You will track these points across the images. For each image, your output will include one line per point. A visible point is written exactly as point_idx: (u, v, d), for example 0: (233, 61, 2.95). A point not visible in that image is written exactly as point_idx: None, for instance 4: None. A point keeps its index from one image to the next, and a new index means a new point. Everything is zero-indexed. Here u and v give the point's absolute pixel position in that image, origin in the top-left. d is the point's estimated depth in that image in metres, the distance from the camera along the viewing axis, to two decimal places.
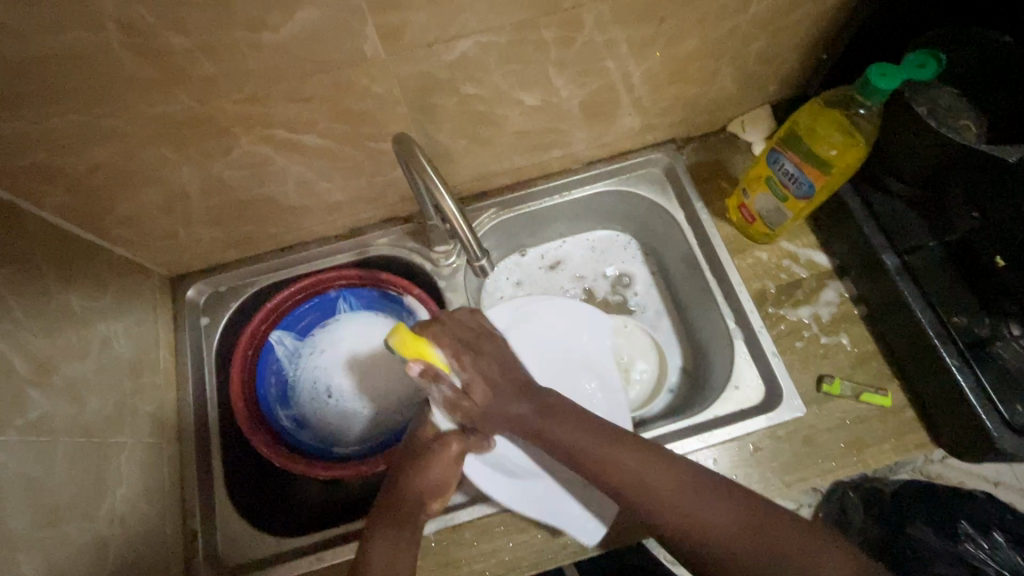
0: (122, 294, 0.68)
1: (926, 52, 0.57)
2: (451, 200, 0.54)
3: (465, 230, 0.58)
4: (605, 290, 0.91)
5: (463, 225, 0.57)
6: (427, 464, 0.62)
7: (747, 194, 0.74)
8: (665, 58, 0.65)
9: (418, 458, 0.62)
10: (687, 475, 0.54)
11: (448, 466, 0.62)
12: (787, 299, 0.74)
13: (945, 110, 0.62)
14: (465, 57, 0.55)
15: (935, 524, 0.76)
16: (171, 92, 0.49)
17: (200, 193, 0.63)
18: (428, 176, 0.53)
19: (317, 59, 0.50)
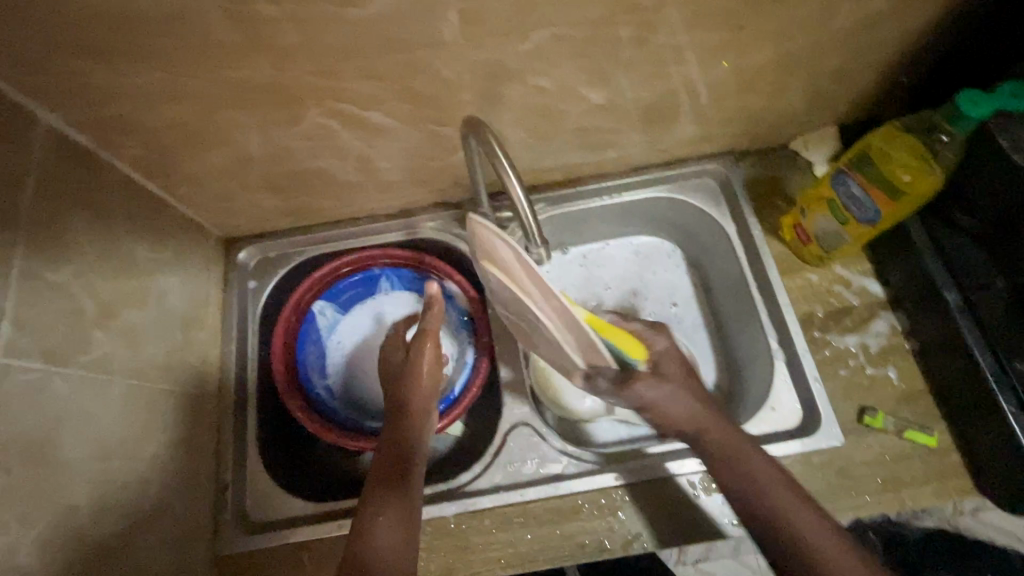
0: (181, 250, 0.71)
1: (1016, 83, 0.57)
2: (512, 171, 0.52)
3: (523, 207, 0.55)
4: (644, 297, 0.90)
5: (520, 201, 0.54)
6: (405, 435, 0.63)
7: (804, 215, 0.72)
8: (738, 67, 0.64)
9: (396, 434, 0.64)
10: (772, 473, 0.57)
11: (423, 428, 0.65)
12: (834, 325, 0.72)
13: None
14: (539, 49, 0.54)
15: None
16: (252, 59, 0.50)
17: (264, 159, 0.65)
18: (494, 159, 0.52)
19: (394, 38, 0.50)
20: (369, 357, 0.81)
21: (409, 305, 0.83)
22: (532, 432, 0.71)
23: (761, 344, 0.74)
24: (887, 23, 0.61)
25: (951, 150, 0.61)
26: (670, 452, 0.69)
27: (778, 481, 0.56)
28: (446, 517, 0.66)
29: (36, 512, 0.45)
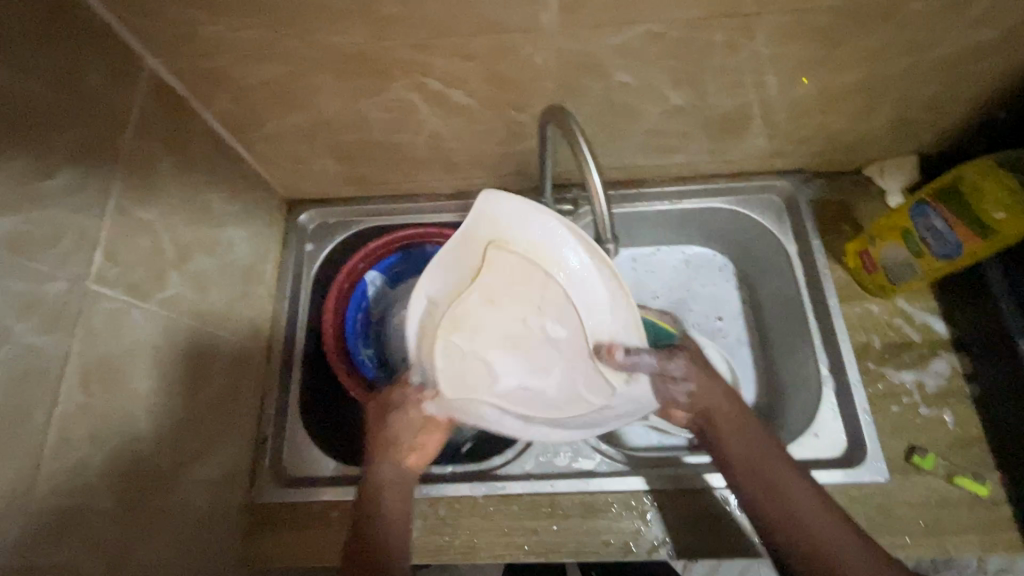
0: (250, 205, 0.73)
1: None
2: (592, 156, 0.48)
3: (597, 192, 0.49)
4: (691, 307, 0.89)
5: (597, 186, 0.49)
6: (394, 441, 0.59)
7: (875, 242, 0.70)
8: (828, 84, 0.62)
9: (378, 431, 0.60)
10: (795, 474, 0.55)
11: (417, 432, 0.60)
12: (891, 359, 0.70)
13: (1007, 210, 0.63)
14: (631, 44, 0.54)
15: None
16: (352, 26, 0.51)
17: (341, 126, 0.66)
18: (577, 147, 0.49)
19: (492, 18, 0.51)
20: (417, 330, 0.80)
21: None
22: None
23: (811, 369, 0.73)
24: (993, 54, 0.58)
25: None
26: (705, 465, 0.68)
27: (814, 505, 0.53)
28: (476, 497, 0.67)
29: (107, 435, 0.47)
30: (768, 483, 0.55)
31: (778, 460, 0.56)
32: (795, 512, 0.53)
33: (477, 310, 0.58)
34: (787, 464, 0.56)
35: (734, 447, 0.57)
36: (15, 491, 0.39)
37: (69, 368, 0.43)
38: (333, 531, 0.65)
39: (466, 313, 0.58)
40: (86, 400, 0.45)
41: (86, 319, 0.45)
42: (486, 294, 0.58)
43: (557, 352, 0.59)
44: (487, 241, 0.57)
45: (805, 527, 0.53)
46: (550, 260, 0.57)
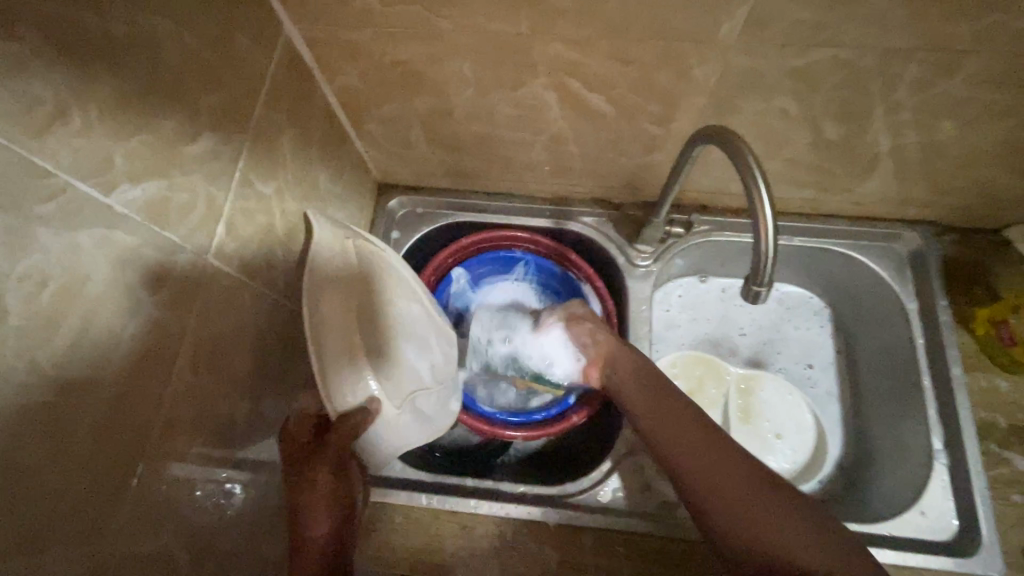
0: (348, 186, 0.70)
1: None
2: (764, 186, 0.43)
3: (765, 213, 0.43)
4: (780, 350, 0.83)
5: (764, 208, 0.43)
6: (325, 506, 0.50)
7: (1018, 315, 0.67)
8: (1006, 136, 0.56)
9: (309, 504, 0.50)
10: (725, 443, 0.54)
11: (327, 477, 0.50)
12: (1018, 443, 0.64)
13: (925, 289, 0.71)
14: (811, 67, 0.49)
15: None
16: (514, 14, 0.47)
17: (461, 116, 0.62)
18: (747, 170, 0.44)
19: (670, 23, 0.46)
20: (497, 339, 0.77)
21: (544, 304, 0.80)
22: (650, 463, 0.66)
23: (922, 440, 0.67)
24: None
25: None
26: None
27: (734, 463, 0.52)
28: (547, 525, 0.62)
29: (206, 416, 0.44)
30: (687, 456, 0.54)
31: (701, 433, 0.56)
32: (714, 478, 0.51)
33: (371, 307, 0.53)
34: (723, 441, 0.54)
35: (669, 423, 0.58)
36: (134, 462, 0.37)
37: (184, 346, 0.41)
38: (399, 538, 0.62)
39: (341, 311, 0.52)
40: (193, 378, 0.42)
41: (205, 293, 0.42)
42: (360, 289, 0.53)
43: (443, 336, 0.58)
44: (347, 243, 0.52)
45: (718, 485, 0.51)
46: (377, 264, 0.54)
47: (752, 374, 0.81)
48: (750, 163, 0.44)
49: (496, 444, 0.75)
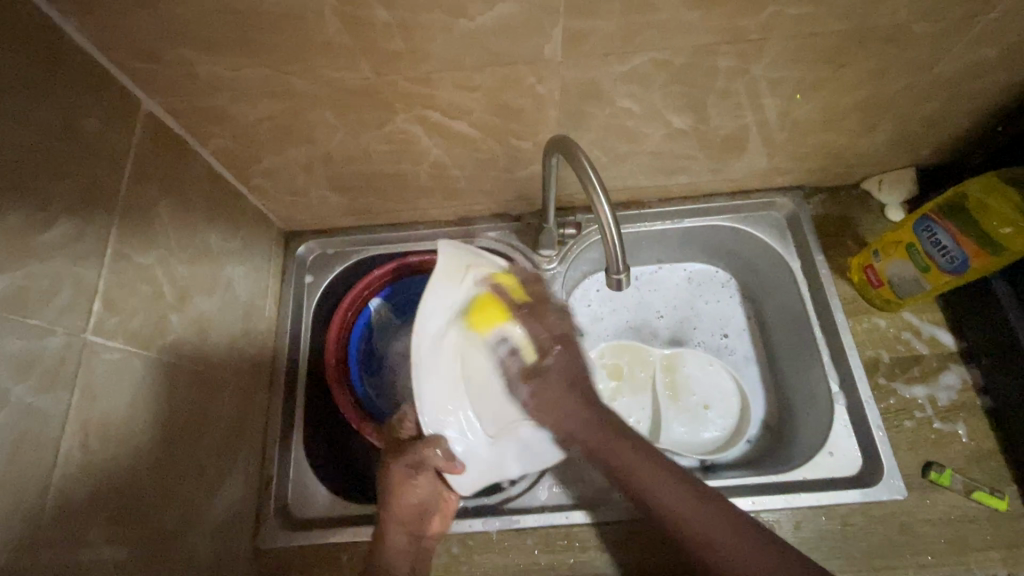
0: (249, 241, 0.71)
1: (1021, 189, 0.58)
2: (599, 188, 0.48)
3: (607, 213, 0.49)
4: (696, 326, 0.88)
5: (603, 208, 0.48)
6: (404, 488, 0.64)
7: (878, 257, 0.69)
8: (827, 104, 0.62)
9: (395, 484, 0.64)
10: (715, 512, 0.55)
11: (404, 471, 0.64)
12: (901, 373, 0.69)
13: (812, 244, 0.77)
14: (634, 71, 0.54)
15: None
16: (355, 62, 0.51)
17: (341, 158, 0.65)
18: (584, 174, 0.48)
19: (497, 50, 0.50)
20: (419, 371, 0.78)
21: None
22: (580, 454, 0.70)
23: (820, 386, 0.72)
24: (991, 72, 0.58)
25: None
26: (720, 489, 0.67)
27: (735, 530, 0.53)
28: (489, 533, 0.65)
29: (107, 492, 0.45)
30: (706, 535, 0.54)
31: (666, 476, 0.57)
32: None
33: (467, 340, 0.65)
34: (711, 508, 0.55)
35: (625, 458, 0.60)
36: (31, 549, 0.38)
37: (68, 429, 0.42)
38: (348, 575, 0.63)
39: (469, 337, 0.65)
40: (85, 457, 0.43)
41: (86, 373, 0.44)
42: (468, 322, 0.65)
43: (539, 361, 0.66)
44: (466, 272, 0.64)
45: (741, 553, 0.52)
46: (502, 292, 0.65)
47: (670, 354, 0.85)
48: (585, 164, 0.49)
49: None
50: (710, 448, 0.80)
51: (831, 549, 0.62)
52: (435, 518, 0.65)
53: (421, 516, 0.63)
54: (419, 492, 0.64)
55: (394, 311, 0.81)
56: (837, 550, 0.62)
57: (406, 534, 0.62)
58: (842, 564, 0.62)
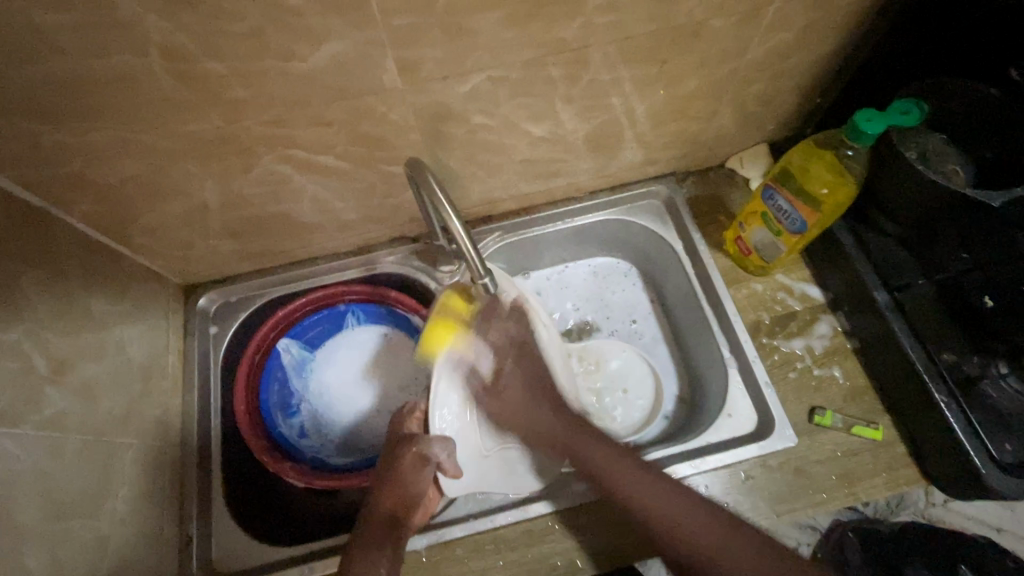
0: (139, 300, 0.71)
1: (910, 99, 0.58)
2: (458, 221, 0.53)
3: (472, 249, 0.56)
4: (607, 316, 0.92)
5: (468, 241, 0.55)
6: (397, 478, 0.64)
7: (744, 227, 0.76)
8: (667, 97, 0.68)
9: (390, 474, 0.65)
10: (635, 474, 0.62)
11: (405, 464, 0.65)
12: (781, 330, 0.76)
13: (689, 224, 0.83)
14: (477, 89, 0.57)
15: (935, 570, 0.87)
16: (201, 113, 0.52)
17: (219, 204, 0.66)
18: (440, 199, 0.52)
19: (338, 86, 0.53)
20: (338, 404, 0.80)
21: (372, 345, 0.83)
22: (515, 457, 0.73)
23: (715, 355, 0.77)
24: (796, 52, 0.66)
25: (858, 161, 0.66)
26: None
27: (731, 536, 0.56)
28: (415, 551, 0.66)
29: None
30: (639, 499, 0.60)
31: (642, 478, 0.62)
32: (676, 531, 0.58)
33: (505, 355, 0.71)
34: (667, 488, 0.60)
35: (639, 491, 0.61)
36: None
37: None
38: None
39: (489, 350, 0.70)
40: None
41: None
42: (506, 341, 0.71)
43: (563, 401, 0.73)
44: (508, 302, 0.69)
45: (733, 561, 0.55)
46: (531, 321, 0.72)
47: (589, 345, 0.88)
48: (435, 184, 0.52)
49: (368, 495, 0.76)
50: (632, 430, 0.84)
51: (739, 503, 0.67)
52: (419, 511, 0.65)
53: (408, 503, 0.64)
54: (416, 479, 0.65)
55: (305, 347, 0.82)
56: (744, 504, 0.67)
57: (386, 518, 0.62)
58: (749, 516, 0.66)
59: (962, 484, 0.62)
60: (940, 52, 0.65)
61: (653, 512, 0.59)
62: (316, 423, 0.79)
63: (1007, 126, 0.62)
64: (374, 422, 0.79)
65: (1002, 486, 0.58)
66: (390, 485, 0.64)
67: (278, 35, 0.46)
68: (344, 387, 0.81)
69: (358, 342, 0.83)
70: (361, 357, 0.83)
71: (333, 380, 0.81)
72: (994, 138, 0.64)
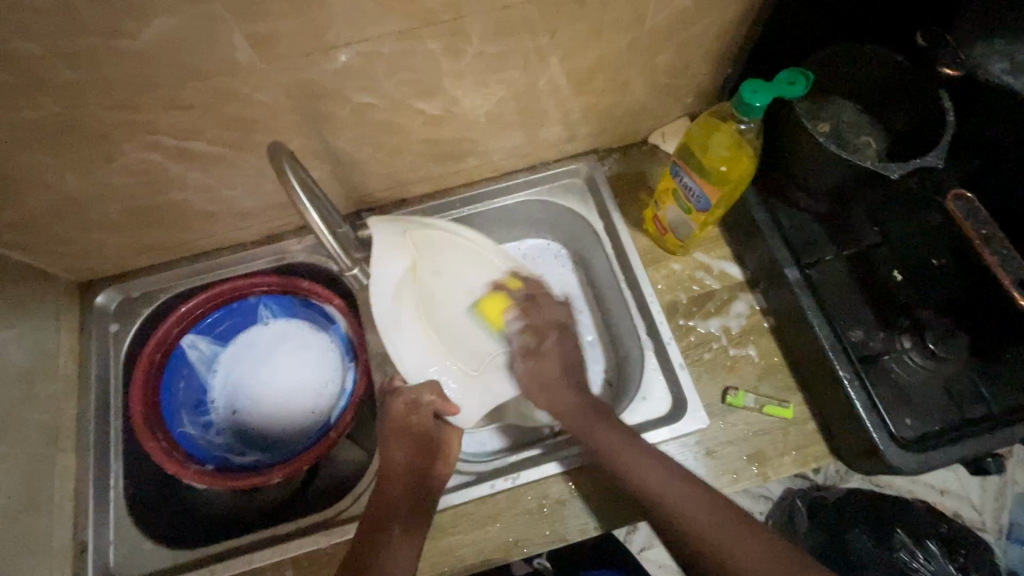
0: (19, 300, 0.67)
1: (796, 69, 0.58)
2: (315, 217, 0.54)
3: (329, 241, 0.58)
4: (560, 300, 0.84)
5: (327, 236, 0.57)
6: (402, 440, 0.65)
7: (659, 206, 0.74)
8: (568, 70, 0.64)
9: (405, 432, 0.65)
10: (653, 466, 0.60)
11: (424, 425, 0.65)
12: (698, 310, 0.74)
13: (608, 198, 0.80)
14: (349, 66, 0.54)
15: (873, 533, 0.85)
16: (34, 98, 0.49)
17: (91, 196, 0.62)
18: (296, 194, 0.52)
19: (185, 66, 0.49)
20: (251, 401, 0.77)
21: (287, 338, 0.80)
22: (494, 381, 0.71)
23: (634, 338, 0.75)
24: (698, 18, 0.62)
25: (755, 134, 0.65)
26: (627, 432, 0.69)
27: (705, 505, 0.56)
28: None
29: None
30: (636, 475, 0.60)
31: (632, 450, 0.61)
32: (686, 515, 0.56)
33: (432, 284, 0.69)
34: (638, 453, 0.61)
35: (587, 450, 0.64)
36: None
37: None
38: None
39: (423, 286, 0.68)
40: None
41: None
42: (425, 275, 0.68)
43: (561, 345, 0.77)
44: (404, 235, 0.67)
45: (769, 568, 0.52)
46: (439, 247, 0.69)
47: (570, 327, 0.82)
48: (294, 180, 0.52)
49: (280, 495, 0.74)
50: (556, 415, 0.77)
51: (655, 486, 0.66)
52: (439, 460, 0.66)
53: (427, 453, 0.65)
54: (431, 431, 0.66)
55: (214, 342, 0.78)
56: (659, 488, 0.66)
57: (408, 474, 0.63)
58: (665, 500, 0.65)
59: (865, 459, 0.61)
60: (846, 19, 0.62)
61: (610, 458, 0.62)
62: (229, 422, 0.76)
63: (911, 93, 0.61)
64: (284, 418, 0.76)
65: (898, 461, 0.58)
66: (401, 441, 0.65)
67: (95, 10, 0.42)
68: (257, 386, 0.77)
69: (275, 335, 0.79)
70: (277, 354, 0.79)
71: (246, 379, 0.78)
72: (900, 103, 0.63)
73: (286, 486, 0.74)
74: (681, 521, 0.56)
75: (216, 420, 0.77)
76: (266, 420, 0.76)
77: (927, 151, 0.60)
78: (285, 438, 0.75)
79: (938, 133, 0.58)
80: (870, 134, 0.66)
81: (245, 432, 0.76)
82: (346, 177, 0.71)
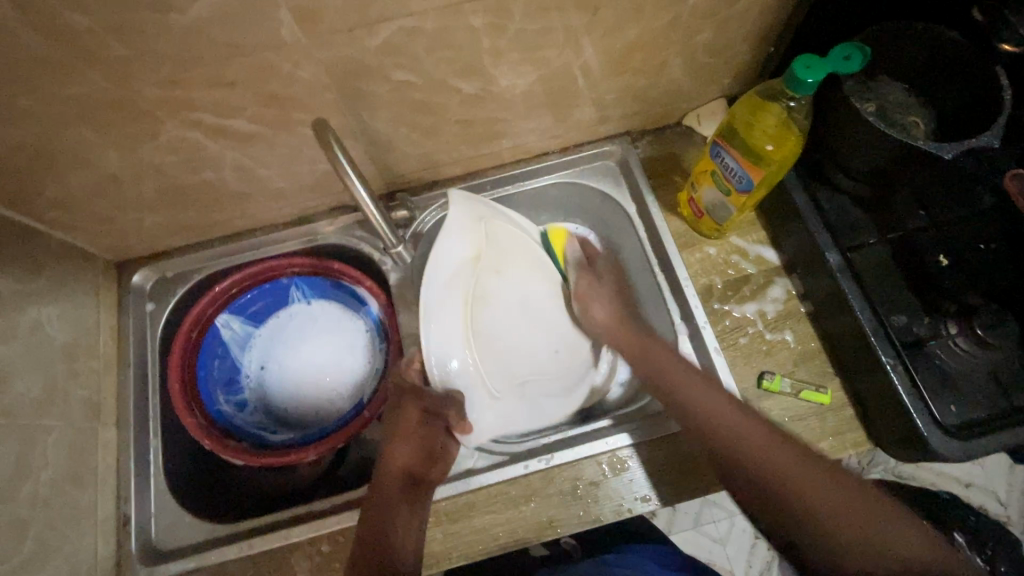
0: (61, 277, 0.68)
1: (852, 44, 0.56)
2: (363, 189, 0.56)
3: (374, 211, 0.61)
4: None
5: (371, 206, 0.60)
6: (398, 438, 0.68)
7: (696, 188, 0.72)
8: (608, 48, 0.63)
9: (399, 431, 0.69)
10: (710, 390, 0.62)
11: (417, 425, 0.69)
12: (734, 295, 0.73)
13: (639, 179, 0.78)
14: (392, 42, 0.53)
15: None
16: (81, 73, 0.49)
17: (131, 175, 0.63)
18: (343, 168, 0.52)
19: (230, 42, 0.49)
20: (284, 381, 0.78)
21: (319, 318, 0.80)
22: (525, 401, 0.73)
23: (667, 321, 0.74)
24: None
25: (801, 112, 0.63)
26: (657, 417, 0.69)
27: (759, 431, 0.59)
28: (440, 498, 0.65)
29: None
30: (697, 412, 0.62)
31: (701, 385, 0.63)
32: (763, 460, 0.57)
33: (488, 281, 0.76)
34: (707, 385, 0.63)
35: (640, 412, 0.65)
36: None
37: None
38: None
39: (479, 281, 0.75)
40: None
41: None
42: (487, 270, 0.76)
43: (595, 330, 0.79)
44: (479, 222, 0.74)
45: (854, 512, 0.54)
46: (500, 242, 0.76)
47: None
48: (340, 155, 0.52)
49: (312, 473, 0.75)
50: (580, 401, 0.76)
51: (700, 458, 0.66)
52: (437, 464, 0.67)
53: (427, 456, 0.67)
54: (434, 433, 0.69)
55: (247, 322, 0.79)
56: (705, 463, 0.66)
57: (404, 472, 0.65)
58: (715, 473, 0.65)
59: (906, 445, 0.61)
60: None
61: (699, 414, 0.61)
62: (264, 400, 0.78)
63: (965, 72, 0.59)
64: (316, 397, 0.77)
65: (940, 446, 0.57)
66: (403, 442, 0.68)
67: None
68: (290, 365, 0.78)
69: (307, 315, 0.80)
70: (309, 335, 0.79)
71: (278, 359, 0.79)
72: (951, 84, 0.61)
73: (318, 464, 0.75)
74: (735, 448, 0.59)
75: (251, 398, 0.78)
76: (299, 399, 0.77)
77: (983, 129, 0.58)
78: (317, 417, 0.76)
79: (992, 114, 0.57)
80: (919, 116, 0.64)
81: (279, 409, 0.77)
82: (380, 158, 0.71)
